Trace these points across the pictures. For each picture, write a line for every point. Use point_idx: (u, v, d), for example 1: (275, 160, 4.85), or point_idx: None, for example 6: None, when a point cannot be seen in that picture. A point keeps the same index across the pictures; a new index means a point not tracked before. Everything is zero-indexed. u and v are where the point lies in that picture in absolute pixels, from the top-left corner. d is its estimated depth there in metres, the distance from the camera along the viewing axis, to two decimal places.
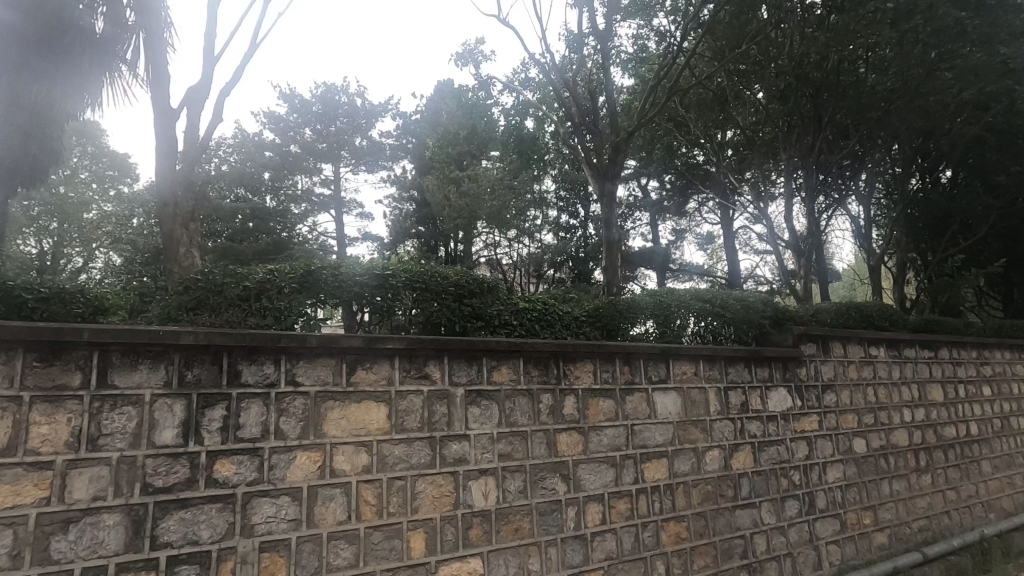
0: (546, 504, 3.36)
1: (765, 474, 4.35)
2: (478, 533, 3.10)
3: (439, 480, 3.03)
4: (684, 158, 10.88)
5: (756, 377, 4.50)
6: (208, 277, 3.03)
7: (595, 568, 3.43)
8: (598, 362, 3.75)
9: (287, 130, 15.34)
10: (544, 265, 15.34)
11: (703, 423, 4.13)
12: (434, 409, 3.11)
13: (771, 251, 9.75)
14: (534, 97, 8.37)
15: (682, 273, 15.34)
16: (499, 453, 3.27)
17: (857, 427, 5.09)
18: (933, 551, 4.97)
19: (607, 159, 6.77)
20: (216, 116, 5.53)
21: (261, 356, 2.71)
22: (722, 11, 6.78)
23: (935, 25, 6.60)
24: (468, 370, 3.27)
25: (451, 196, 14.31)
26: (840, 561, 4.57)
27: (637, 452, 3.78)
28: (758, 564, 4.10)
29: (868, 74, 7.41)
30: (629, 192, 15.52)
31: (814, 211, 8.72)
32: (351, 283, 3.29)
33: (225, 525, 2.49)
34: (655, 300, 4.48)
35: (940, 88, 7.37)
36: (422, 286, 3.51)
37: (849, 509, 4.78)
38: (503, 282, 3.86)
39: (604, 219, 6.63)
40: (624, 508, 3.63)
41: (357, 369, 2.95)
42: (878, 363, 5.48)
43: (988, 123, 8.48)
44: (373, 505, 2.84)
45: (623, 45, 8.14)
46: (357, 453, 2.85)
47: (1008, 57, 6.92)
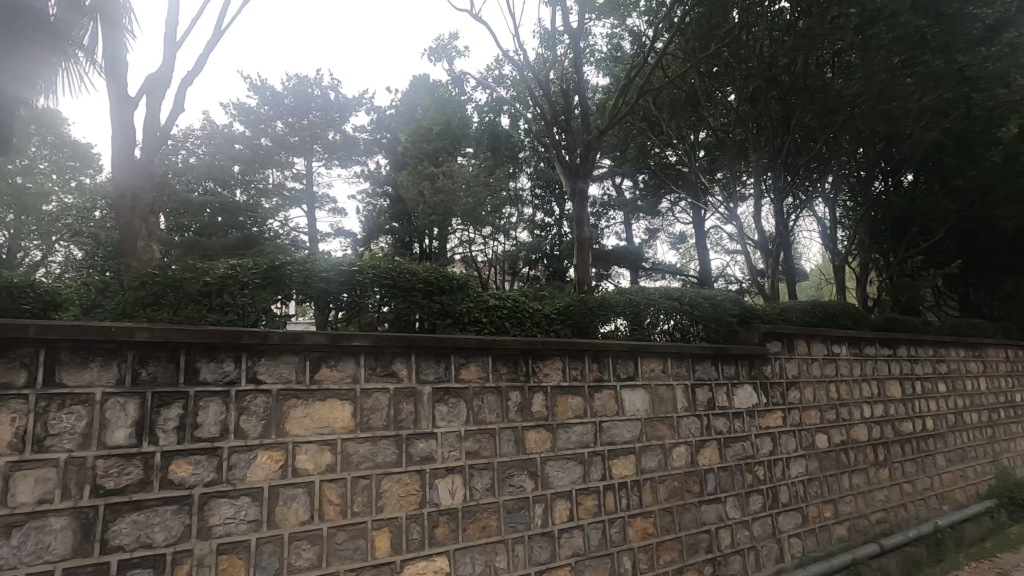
0: (514, 501, 3.36)
1: (731, 470, 4.43)
2: (445, 531, 3.08)
3: (404, 479, 3.00)
4: (657, 158, 11.04)
5: (722, 374, 4.58)
6: (167, 272, 2.97)
7: (563, 565, 3.45)
8: (567, 360, 3.76)
9: (257, 123, 14.99)
10: (519, 262, 15.24)
11: (670, 420, 4.18)
12: (400, 408, 3.08)
13: (740, 251, 9.94)
14: (509, 93, 8.40)
15: (655, 272, 15.55)
16: (467, 451, 3.25)
17: (819, 423, 5.22)
18: (890, 542, 5.14)
19: (580, 158, 6.77)
20: (177, 105, 5.37)
21: (220, 353, 2.63)
22: (694, 12, 6.92)
23: (898, 32, 6.72)
24: (436, 368, 3.25)
25: (426, 192, 14.19)
26: (801, 553, 4.69)
27: (605, 449, 3.81)
28: (723, 557, 4.19)
29: (834, 79, 7.58)
30: (604, 190, 15.63)
31: (783, 211, 8.86)
32: (318, 278, 3.25)
33: (181, 527, 2.42)
34: (626, 298, 4.53)
35: (902, 93, 7.50)
36: (390, 283, 3.48)
37: (811, 503, 4.90)
38: (473, 280, 3.86)
39: (576, 217, 6.67)
40: (591, 505, 3.66)
41: (321, 367, 2.90)
42: (841, 361, 5.62)
43: (948, 129, 8.56)
44: (337, 504, 2.79)
45: (598, 44, 8.33)
46: (321, 451, 2.80)
47: (965, 65, 6.98)
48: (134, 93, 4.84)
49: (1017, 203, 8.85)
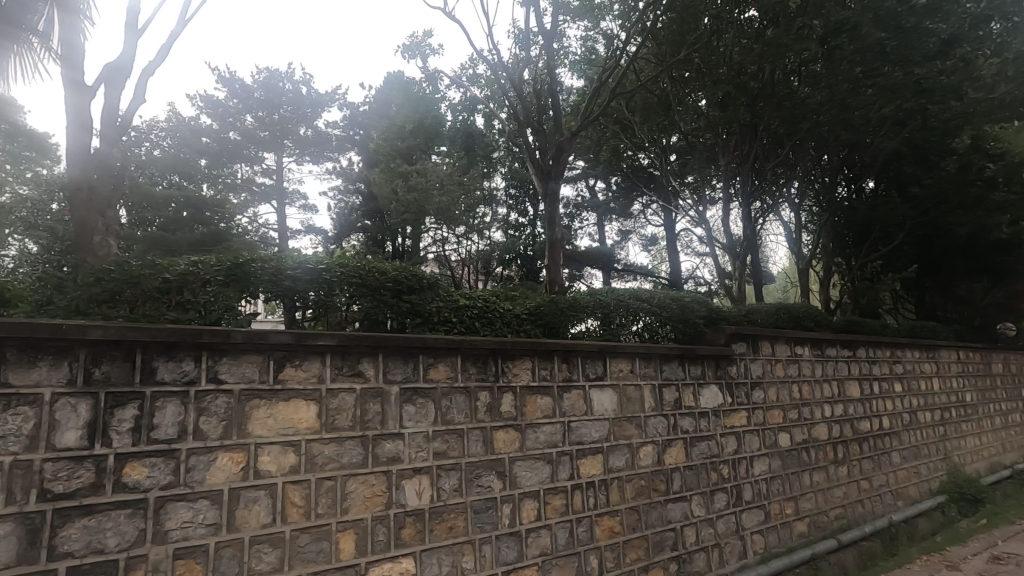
0: (482, 502, 3.35)
1: (696, 469, 4.51)
2: (411, 532, 3.05)
3: (370, 480, 2.97)
4: (630, 161, 11.33)
5: (689, 374, 4.66)
6: (123, 267, 2.89)
7: (529, 565, 3.46)
8: (537, 360, 3.77)
9: (225, 116, 14.63)
10: (492, 262, 15.32)
11: (637, 419, 4.24)
12: (366, 408, 3.04)
13: (709, 253, 10.14)
14: (482, 93, 8.38)
15: (627, 273, 15.73)
16: (434, 452, 3.23)
17: (782, 422, 5.36)
18: (848, 538, 5.30)
19: (551, 159, 6.83)
20: (139, 95, 5.22)
21: (180, 352, 2.56)
22: (666, 17, 7.05)
23: (859, 43, 6.87)
24: (403, 368, 3.22)
25: (398, 190, 14.04)
26: (763, 549, 4.80)
27: (573, 449, 3.83)
28: (687, 555, 4.26)
29: (801, 87, 7.77)
30: (577, 192, 15.79)
31: (750, 215, 9.06)
32: (285, 276, 3.20)
33: (136, 532, 2.34)
34: (596, 299, 4.57)
35: (863, 103, 7.54)
36: (359, 282, 3.46)
37: (773, 501, 5.03)
38: (443, 279, 3.85)
39: (547, 218, 6.72)
40: (559, 505, 3.68)
41: (286, 367, 2.84)
42: (803, 362, 5.78)
43: (906, 138, 8.84)
44: (300, 506, 2.74)
45: (573, 46, 8.52)
46: (285, 453, 2.75)
47: (921, 78, 7.02)
48: (93, 82, 4.67)
49: (970, 210, 9.07)
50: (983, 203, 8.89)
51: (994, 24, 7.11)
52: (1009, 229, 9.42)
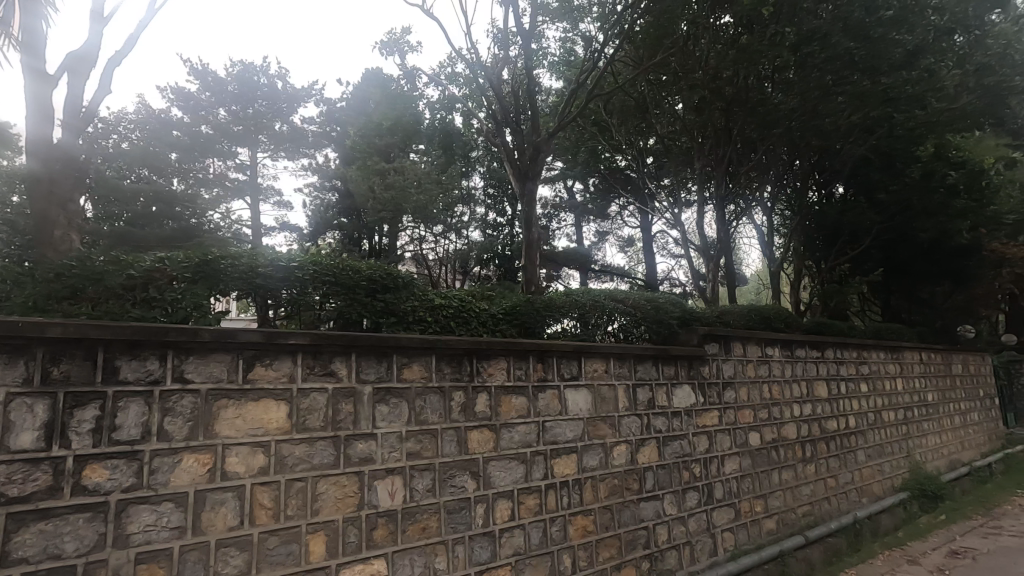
0: (455, 502, 3.33)
1: (668, 468, 4.57)
2: (383, 533, 3.02)
3: (342, 480, 2.93)
4: (608, 163, 11.46)
5: (662, 374, 4.71)
6: (86, 263, 2.80)
7: (503, 565, 3.46)
8: (512, 360, 3.77)
9: (197, 109, 14.20)
10: (470, 262, 15.55)
11: (612, 419, 4.27)
12: (338, 408, 3.00)
13: (684, 255, 10.29)
14: (460, 92, 8.35)
15: (604, 274, 15.85)
16: (408, 452, 3.21)
17: (752, 422, 5.46)
18: (815, 534, 5.43)
19: (529, 160, 6.85)
20: (105, 85, 5.06)
21: (144, 351, 2.49)
22: (644, 22, 7.09)
23: (830, 53, 6.94)
24: (377, 367, 3.18)
25: (376, 187, 13.83)
26: (733, 547, 4.89)
27: (547, 449, 3.84)
28: (659, 553, 4.31)
29: (774, 93, 7.90)
30: (556, 193, 15.87)
31: (724, 218, 9.22)
32: (256, 274, 3.14)
33: (95, 536, 2.26)
34: (572, 299, 4.60)
35: (834, 109, 7.70)
36: (333, 280, 3.42)
37: (743, 499, 5.12)
38: (419, 278, 3.84)
39: (524, 219, 6.74)
40: (532, 504, 3.68)
41: (255, 366, 2.78)
42: (773, 362, 5.89)
43: (874, 145, 9.08)
44: (269, 508, 2.69)
45: (552, 48, 8.57)
46: (253, 454, 2.70)
47: (887, 87, 7.21)
48: (54, 71, 4.52)
49: (933, 217, 9.46)
50: (945, 210, 9.18)
51: (957, 36, 7.32)
52: (969, 235, 9.75)
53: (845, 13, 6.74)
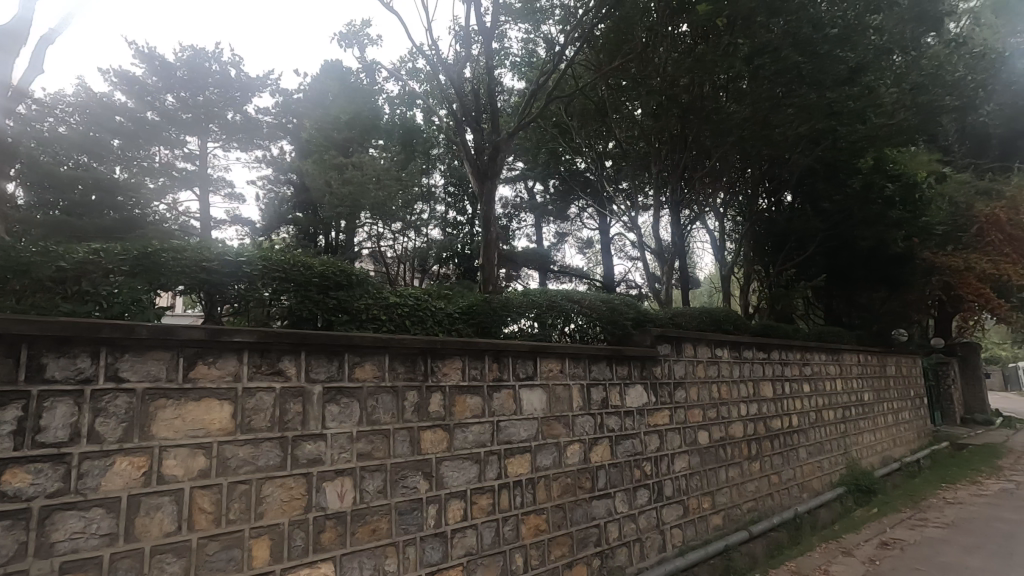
0: (406, 503, 3.29)
1: (620, 466, 4.65)
2: (331, 536, 2.95)
3: (289, 483, 2.84)
4: (568, 164, 11.64)
5: (616, 374, 4.79)
6: (12, 253, 2.64)
7: (454, 565, 3.44)
8: (467, 359, 3.75)
9: (144, 95, 13.30)
10: (429, 261, 15.49)
11: (565, 418, 4.31)
12: (286, 408, 2.91)
13: (640, 257, 10.51)
14: (420, 89, 8.26)
15: (563, 275, 16.00)
16: (358, 452, 3.14)
17: (701, 421, 5.61)
18: (758, 529, 5.64)
19: (487, 159, 6.87)
20: (35, 64, 4.77)
21: (74, 348, 2.34)
22: (604, 26, 7.32)
23: (779, 65, 7.12)
24: (328, 366, 3.11)
25: (333, 182, 13.63)
26: (681, 542, 5.03)
27: (501, 449, 3.84)
28: (610, 550, 4.38)
29: (728, 102, 8.12)
30: (516, 193, 15.97)
31: (678, 223, 9.48)
32: (201, 268, 3.03)
33: (14, 545, 2.12)
34: (529, 299, 4.63)
35: (781, 121, 7.93)
36: (283, 276, 3.34)
37: (691, 496, 5.26)
38: (373, 276, 3.79)
39: (483, 218, 6.77)
40: (485, 504, 3.67)
41: (197, 365, 2.67)
42: (722, 363, 6.08)
43: (819, 157, 9.47)
44: (209, 512, 2.58)
45: (514, 48, 8.59)
46: (193, 456, 2.59)
47: (831, 101, 7.44)
48: None
49: (872, 226, 9.95)
50: (883, 220, 9.69)
51: (895, 56, 7.69)
52: (904, 244, 10.32)
53: (795, 29, 6.88)
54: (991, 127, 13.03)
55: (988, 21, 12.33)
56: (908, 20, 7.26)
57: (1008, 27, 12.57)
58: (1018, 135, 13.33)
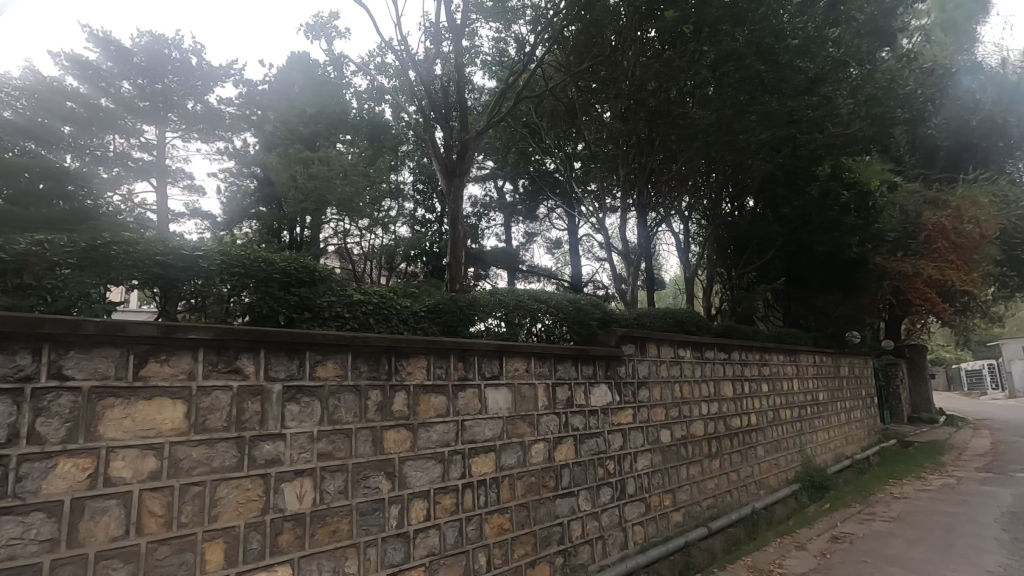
0: (368, 503, 3.24)
1: (584, 465, 4.70)
2: (289, 538, 2.88)
3: (245, 484, 2.76)
4: (537, 164, 11.72)
5: (581, 374, 4.83)
6: None
7: (416, 566, 3.41)
8: (432, 358, 3.71)
9: (97, 81, 12.70)
10: (396, 258, 15.86)
11: (530, 418, 4.33)
12: (243, 407, 2.83)
13: (608, 258, 10.65)
14: (389, 84, 8.15)
15: (532, 275, 16.07)
16: (318, 453, 3.08)
17: (664, 420, 5.71)
18: (717, 525, 5.78)
19: (457, 157, 6.84)
20: None
21: (13, 344, 2.22)
22: (575, 28, 7.44)
23: (743, 73, 7.33)
24: (288, 365, 3.03)
25: (298, 177, 13.38)
26: (643, 539, 5.12)
27: (466, 448, 3.83)
28: (573, 548, 4.42)
29: (693, 108, 8.29)
30: (486, 192, 15.96)
31: (644, 226, 9.64)
32: (154, 262, 2.92)
33: None
34: (496, 298, 4.63)
35: (744, 127, 8.14)
36: (242, 271, 3.25)
37: (653, 493, 5.35)
38: (338, 273, 3.73)
39: (451, 216, 6.74)
40: (449, 504, 3.65)
41: (149, 362, 2.57)
42: (685, 363, 6.21)
43: (780, 163, 9.75)
44: (159, 515, 2.49)
45: (484, 46, 8.57)
46: (143, 457, 2.49)
47: (792, 110, 7.72)
48: None
49: (829, 232, 10.33)
50: (839, 226, 10.07)
51: (852, 68, 8.00)
52: (857, 250, 10.75)
53: (759, 38, 7.08)
54: (940, 140, 13.70)
55: (939, 39, 12.95)
56: (864, 34, 7.56)
57: (956, 45, 13.24)
58: (964, 148, 14.06)
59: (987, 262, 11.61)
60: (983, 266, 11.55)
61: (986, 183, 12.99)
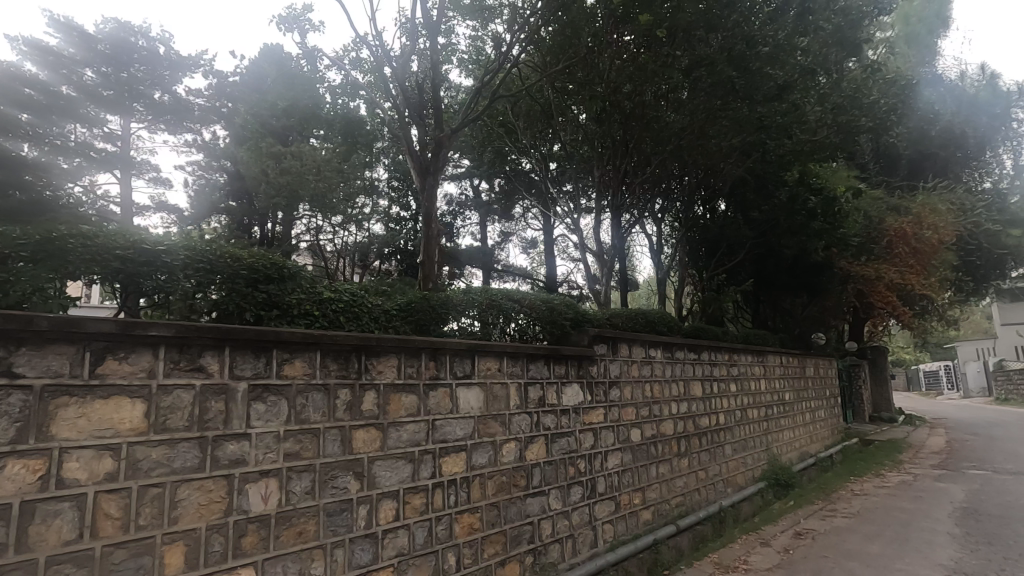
0: (336, 504, 3.20)
1: (555, 463, 4.72)
2: (253, 540, 2.82)
3: (207, 485, 2.69)
4: (513, 164, 11.74)
5: (553, 373, 4.85)
6: None
7: (384, 567, 3.37)
8: (403, 357, 3.68)
9: (59, 68, 12.08)
10: (370, 255, 16.03)
11: (502, 417, 4.33)
12: (207, 406, 2.76)
13: (582, 259, 10.72)
14: (363, 79, 8.05)
15: (506, 274, 16.12)
16: (285, 453, 3.02)
17: (634, 419, 5.78)
18: (685, 523, 5.87)
19: (432, 155, 6.80)
20: None
21: None
22: (551, 29, 7.45)
23: (715, 78, 7.55)
24: (254, 363, 2.96)
25: (270, 171, 13.21)
26: (612, 538, 5.16)
27: (436, 447, 3.81)
28: (543, 547, 4.43)
29: (668, 112, 8.41)
30: (462, 190, 15.90)
31: (618, 227, 9.74)
32: (113, 257, 2.84)
33: None
34: (469, 296, 4.61)
35: (717, 131, 8.33)
36: (208, 267, 3.18)
37: (623, 492, 5.41)
38: (307, 270, 3.67)
39: (425, 214, 6.71)
40: (418, 504, 3.62)
41: (107, 360, 2.49)
42: (655, 363, 6.29)
43: (751, 168, 9.93)
44: (116, 518, 2.41)
45: (460, 43, 8.49)
46: (99, 458, 2.40)
47: (763, 116, 8.00)
48: None
49: (796, 236, 10.61)
50: (806, 230, 10.34)
51: (820, 77, 8.20)
52: (823, 253, 11.06)
53: (730, 44, 7.32)
54: (902, 148, 14.18)
55: (902, 51, 13.41)
56: (831, 44, 7.75)
57: (918, 58, 13.73)
58: (924, 157, 14.58)
59: (944, 267, 12.09)
60: (940, 271, 12.01)
61: (944, 191, 13.49)
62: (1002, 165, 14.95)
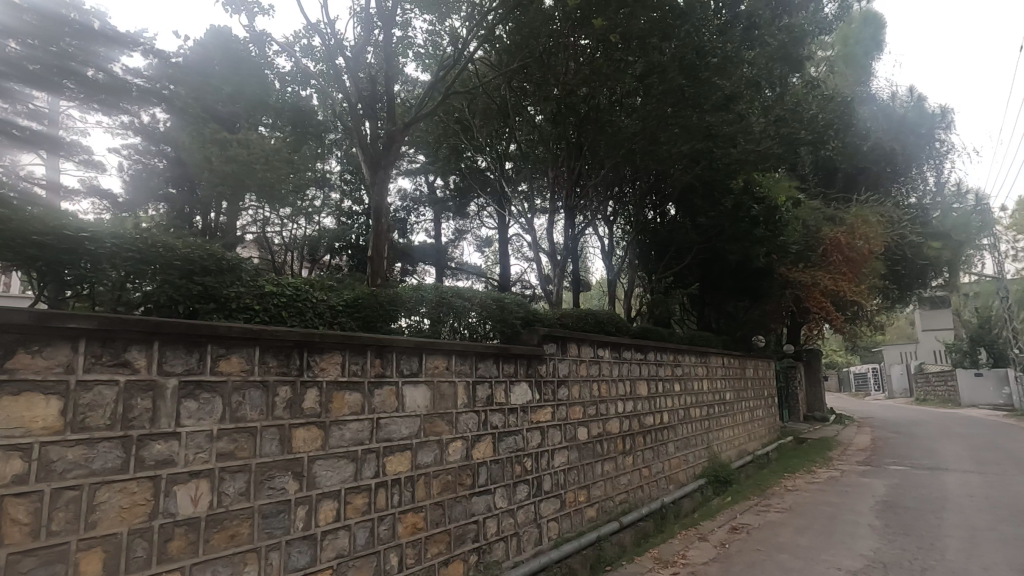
0: (272, 505, 3.09)
1: (502, 462, 4.73)
2: (181, 545, 2.68)
3: (131, 487, 2.54)
4: (469, 162, 11.71)
5: (502, 372, 4.85)
6: None
7: (323, 569, 3.28)
8: (347, 354, 3.59)
9: None
10: (319, 250, 16.21)
11: (449, 416, 4.29)
12: (132, 404, 2.60)
13: (535, 259, 10.79)
14: (315, 67, 7.81)
15: (460, 272, 16.13)
16: (218, 452, 2.89)
17: (581, 418, 5.86)
18: (628, 519, 6.02)
19: (383, 147, 6.69)
20: None
21: None
22: (507, 28, 7.57)
23: (666, 86, 7.73)
24: (186, 359, 2.81)
25: (213, 158, 12.96)
26: (557, 535, 5.22)
27: (380, 446, 3.74)
28: (487, 545, 4.44)
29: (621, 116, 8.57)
30: (417, 186, 15.72)
31: (570, 229, 9.86)
32: (30, 242, 2.66)
33: None
34: (419, 293, 4.53)
35: (666, 138, 8.59)
36: (138, 257, 3.02)
37: (568, 490, 5.48)
38: (248, 263, 3.53)
39: (376, 208, 6.59)
40: (360, 504, 3.55)
41: (18, 354, 2.30)
42: (603, 363, 6.38)
43: (699, 175, 10.23)
44: (24, 524, 2.23)
45: (418, 37, 8.36)
46: (6, 459, 2.22)
47: (711, 124, 8.25)
48: None
49: (739, 241, 11.07)
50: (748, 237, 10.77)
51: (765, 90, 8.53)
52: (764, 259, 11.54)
53: (683, 53, 7.44)
54: (839, 162, 14.94)
55: (840, 70, 14.14)
56: (776, 59, 8.04)
57: (855, 77, 14.52)
58: (859, 171, 15.43)
59: (873, 276, 12.85)
60: (870, 279, 12.75)
61: (875, 204, 14.33)
62: (926, 181, 15.89)
